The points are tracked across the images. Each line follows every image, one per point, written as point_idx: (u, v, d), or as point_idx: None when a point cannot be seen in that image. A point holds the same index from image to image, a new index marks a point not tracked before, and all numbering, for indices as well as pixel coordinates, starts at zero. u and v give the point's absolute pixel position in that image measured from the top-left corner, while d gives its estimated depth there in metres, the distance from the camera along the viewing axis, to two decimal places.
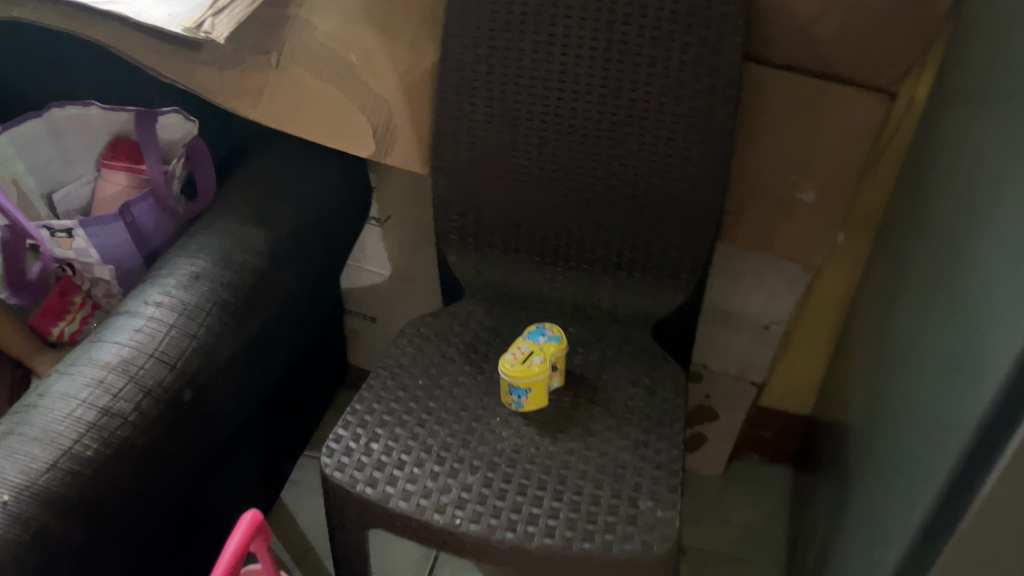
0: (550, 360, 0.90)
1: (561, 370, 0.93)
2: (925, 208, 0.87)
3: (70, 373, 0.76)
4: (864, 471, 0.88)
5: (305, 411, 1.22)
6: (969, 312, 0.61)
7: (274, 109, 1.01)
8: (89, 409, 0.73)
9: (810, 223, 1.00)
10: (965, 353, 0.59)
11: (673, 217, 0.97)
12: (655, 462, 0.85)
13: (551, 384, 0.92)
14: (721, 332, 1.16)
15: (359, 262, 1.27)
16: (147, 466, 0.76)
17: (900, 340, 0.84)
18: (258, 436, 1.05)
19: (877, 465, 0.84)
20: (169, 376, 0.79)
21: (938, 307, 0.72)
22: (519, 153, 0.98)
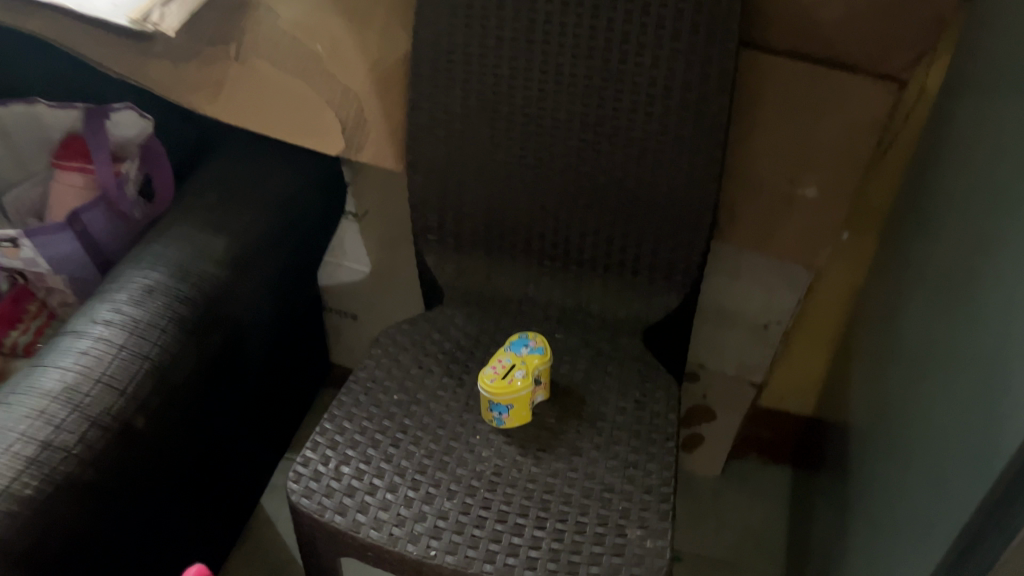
0: (533, 374, 0.85)
1: (546, 384, 0.87)
2: (937, 207, 0.80)
3: (10, 403, 0.71)
4: (869, 491, 0.83)
5: (279, 416, 1.16)
6: (989, 337, 0.54)
7: (236, 102, 0.94)
8: (27, 444, 0.67)
9: (812, 220, 0.94)
10: (993, 384, 0.52)
11: (665, 217, 0.90)
12: (644, 485, 0.80)
13: (535, 398, 0.87)
14: (718, 332, 1.10)
15: (337, 259, 1.21)
16: (94, 501, 0.71)
17: (909, 353, 0.78)
18: (227, 450, 0.99)
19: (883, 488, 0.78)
20: (119, 402, 0.73)
21: (954, 323, 0.66)
22: (499, 148, 0.91)
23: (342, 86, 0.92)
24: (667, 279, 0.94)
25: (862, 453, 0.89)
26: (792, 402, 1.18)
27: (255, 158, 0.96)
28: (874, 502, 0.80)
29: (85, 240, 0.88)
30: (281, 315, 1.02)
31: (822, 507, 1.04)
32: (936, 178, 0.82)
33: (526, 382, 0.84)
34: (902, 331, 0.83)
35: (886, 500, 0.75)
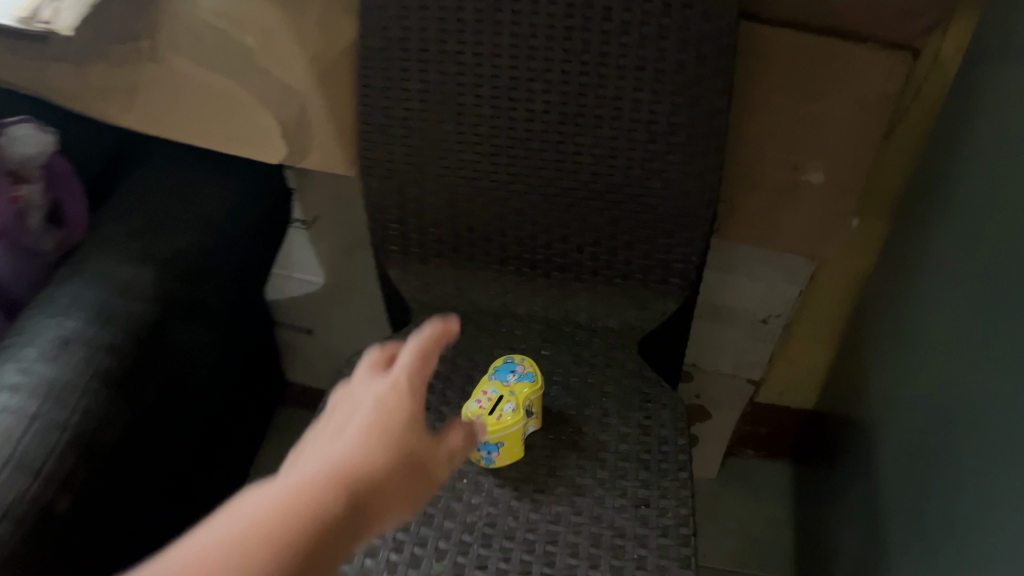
0: (524, 406, 0.75)
1: (539, 414, 0.77)
2: (965, 193, 0.71)
3: None
4: (899, 508, 0.75)
5: (233, 448, 1.05)
6: None
7: (157, 106, 0.81)
8: None
9: (819, 209, 0.84)
10: None
11: (658, 215, 0.80)
12: (660, 527, 0.70)
13: (527, 431, 0.77)
14: (712, 330, 1.01)
15: (287, 272, 1.08)
16: None
17: (944, 358, 0.70)
18: (175, 505, 0.87)
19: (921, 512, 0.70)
20: (34, 487, 0.60)
21: (1019, 331, 0.57)
22: (466, 146, 0.80)
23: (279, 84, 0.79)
24: (664, 282, 0.84)
25: (881, 462, 0.81)
26: (793, 398, 1.09)
27: (186, 172, 0.84)
28: (910, 523, 0.72)
29: None
30: (224, 340, 0.91)
31: (829, 511, 0.96)
32: (958, 158, 0.73)
33: (517, 416, 0.74)
34: (927, 331, 0.75)
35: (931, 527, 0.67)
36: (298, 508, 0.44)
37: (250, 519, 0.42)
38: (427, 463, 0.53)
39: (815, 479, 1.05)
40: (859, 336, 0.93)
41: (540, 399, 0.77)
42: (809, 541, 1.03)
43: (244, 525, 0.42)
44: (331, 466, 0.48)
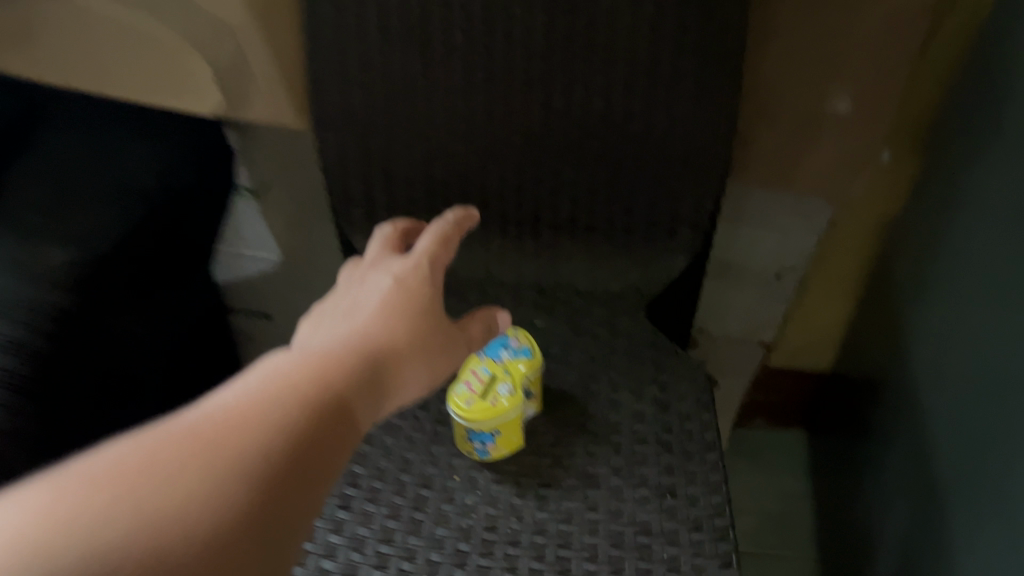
0: (522, 387, 0.64)
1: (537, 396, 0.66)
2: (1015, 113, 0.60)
3: None
4: (951, 477, 0.65)
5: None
6: None
7: (56, 52, 0.65)
8: None
9: (846, 141, 0.74)
10: None
11: (667, 157, 0.69)
12: (690, 519, 0.59)
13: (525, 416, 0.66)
14: (722, 291, 0.91)
15: (237, 248, 0.95)
16: None
17: (1002, 302, 0.59)
18: None
19: (980, 489, 0.59)
20: None
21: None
22: (437, 87, 0.68)
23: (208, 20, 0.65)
24: (672, 235, 0.73)
25: (925, 427, 0.71)
26: (806, 359, 0.99)
27: (103, 133, 0.70)
28: (967, 495, 0.62)
29: None
30: (154, 326, 0.78)
31: (863, 484, 0.87)
32: (1010, 69, 0.62)
33: (515, 400, 0.63)
34: (979, 273, 0.64)
35: (998, 499, 0.56)
36: (324, 374, 0.41)
37: (281, 379, 0.40)
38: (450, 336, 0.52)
39: (838, 446, 0.96)
40: (885, 285, 0.83)
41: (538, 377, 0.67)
42: (836, 515, 0.94)
43: (273, 387, 0.39)
44: (352, 337, 0.46)
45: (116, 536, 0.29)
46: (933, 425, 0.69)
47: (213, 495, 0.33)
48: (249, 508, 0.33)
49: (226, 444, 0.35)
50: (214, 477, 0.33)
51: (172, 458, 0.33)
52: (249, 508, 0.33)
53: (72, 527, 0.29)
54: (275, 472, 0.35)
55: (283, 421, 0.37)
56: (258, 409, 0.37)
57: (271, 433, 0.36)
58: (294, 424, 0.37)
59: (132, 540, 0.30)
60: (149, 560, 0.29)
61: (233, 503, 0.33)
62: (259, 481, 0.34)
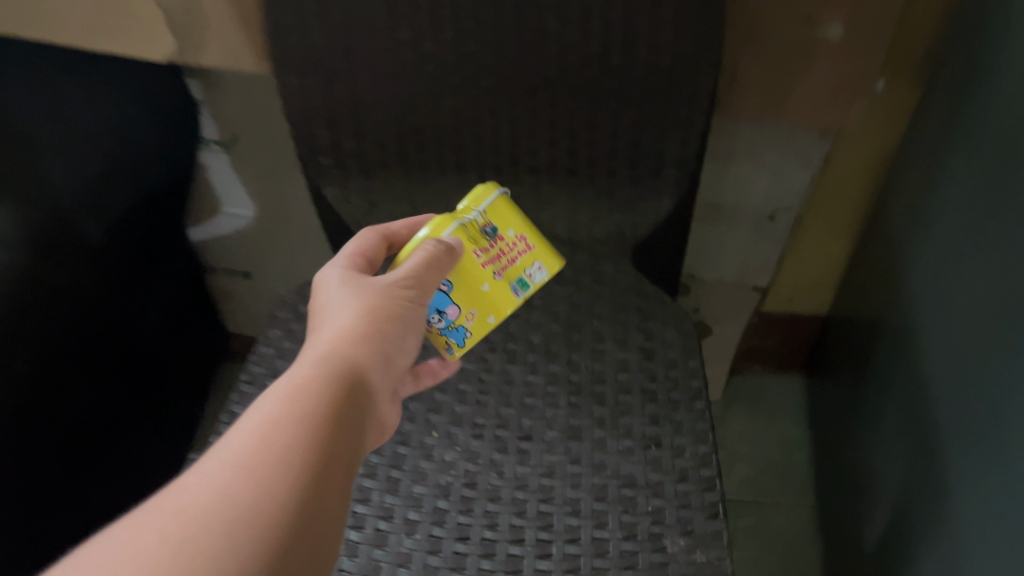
0: (463, 224, 0.55)
1: (534, 245, 0.57)
2: None
3: None
4: (962, 432, 0.61)
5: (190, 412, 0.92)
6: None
7: None
8: None
9: (841, 73, 0.69)
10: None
11: (650, 90, 0.65)
12: (676, 471, 0.57)
13: (528, 272, 0.57)
14: (713, 234, 0.89)
15: (210, 208, 0.93)
16: None
17: (1010, 227, 0.57)
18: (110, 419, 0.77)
19: (992, 434, 0.56)
20: None
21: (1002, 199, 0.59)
22: (401, 26, 0.64)
23: None
24: (657, 176, 0.70)
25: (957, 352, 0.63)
26: (805, 302, 0.97)
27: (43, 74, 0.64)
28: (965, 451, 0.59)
29: None
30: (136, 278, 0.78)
31: (862, 430, 0.85)
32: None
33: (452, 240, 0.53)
34: (1007, 212, 0.58)
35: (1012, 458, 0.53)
36: (337, 363, 0.41)
37: (293, 377, 0.40)
38: (422, 302, 0.48)
39: (838, 390, 0.94)
40: (881, 220, 0.82)
41: (513, 219, 0.57)
42: (837, 461, 0.91)
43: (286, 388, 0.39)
44: (357, 313, 0.45)
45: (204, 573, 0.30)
46: (942, 373, 0.66)
47: (243, 497, 0.33)
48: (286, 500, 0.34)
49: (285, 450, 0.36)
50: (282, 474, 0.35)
51: (198, 479, 0.34)
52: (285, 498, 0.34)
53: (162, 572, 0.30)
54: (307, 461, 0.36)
55: (305, 410, 0.38)
56: (273, 405, 0.38)
57: (297, 431, 0.37)
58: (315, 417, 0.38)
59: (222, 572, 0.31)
60: None
61: (267, 501, 0.34)
62: (309, 471, 0.36)
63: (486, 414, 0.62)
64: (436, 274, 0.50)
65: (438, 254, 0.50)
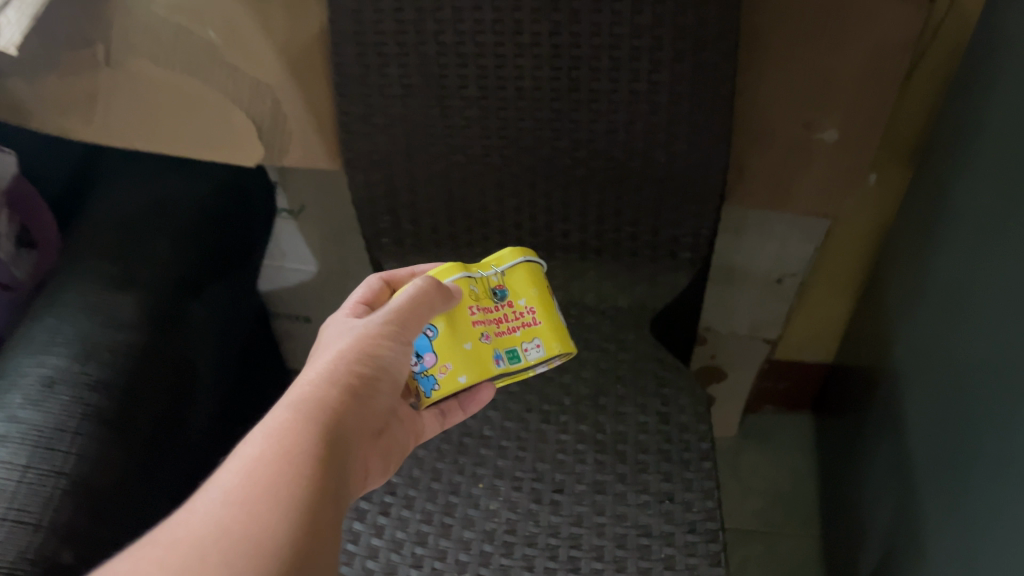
0: (473, 280, 0.65)
1: (540, 323, 0.66)
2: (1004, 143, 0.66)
3: None
4: (946, 494, 0.70)
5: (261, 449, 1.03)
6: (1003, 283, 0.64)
7: (122, 111, 0.75)
8: None
9: (837, 168, 0.79)
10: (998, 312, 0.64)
11: (668, 188, 0.76)
12: (685, 523, 0.68)
13: (525, 346, 0.65)
14: (726, 293, 0.99)
15: (277, 264, 1.05)
16: (99, 516, 0.62)
17: (980, 311, 0.68)
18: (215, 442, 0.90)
19: (971, 498, 0.65)
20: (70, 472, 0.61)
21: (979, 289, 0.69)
22: (454, 131, 0.75)
23: (250, 79, 0.74)
24: (673, 257, 0.81)
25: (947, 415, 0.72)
26: (810, 351, 1.09)
27: (157, 176, 0.78)
28: (949, 509, 0.69)
29: None
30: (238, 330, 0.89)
31: (860, 472, 0.94)
32: (986, 94, 0.70)
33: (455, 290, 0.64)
34: (982, 303, 0.67)
35: (984, 521, 0.62)
36: (312, 405, 0.50)
37: (274, 420, 0.48)
38: (402, 336, 0.57)
39: (840, 433, 1.03)
40: (879, 289, 0.92)
41: (528, 291, 0.67)
42: (839, 498, 1.01)
43: (268, 430, 0.47)
44: (333, 359, 0.53)
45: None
46: (929, 436, 0.75)
47: (237, 523, 0.42)
48: (268, 527, 0.42)
49: (270, 484, 0.44)
50: (270, 503, 0.43)
51: (191, 516, 0.42)
52: (264, 524, 0.42)
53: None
54: (286, 489, 0.44)
55: (285, 450, 0.46)
56: (257, 446, 0.46)
57: (276, 468, 0.45)
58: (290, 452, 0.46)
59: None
60: None
61: (257, 527, 0.42)
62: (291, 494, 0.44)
63: (524, 468, 0.73)
64: (421, 309, 0.59)
65: (427, 287, 0.59)
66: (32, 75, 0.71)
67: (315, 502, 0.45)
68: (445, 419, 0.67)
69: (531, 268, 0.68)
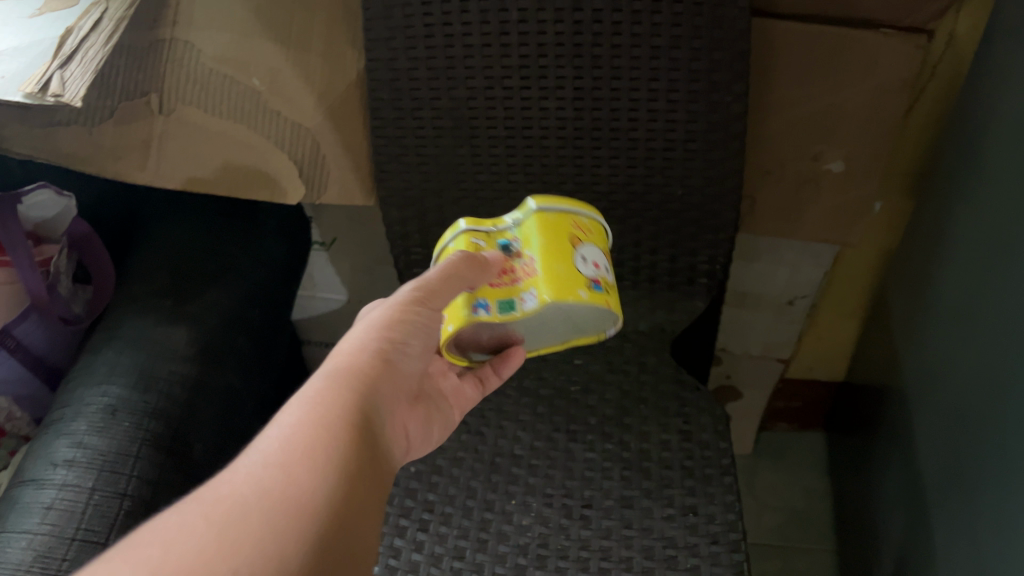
0: (477, 234, 0.66)
1: (537, 273, 0.62)
2: (1001, 170, 0.70)
3: (22, 508, 0.62)
4: (957, 504, 0.74)
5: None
6: (1006, 299, 0.68)
7: (172, 157, 0.80)
8: (47, 536, 0.60)
9: (844, 196, 0.83)
10: (1001, 329, 0.68)
11: (686, 219, 0.80)
12: (709, 535, 0.72)
13: (522, 296, 0.62)
14: (740, 315, 1.04)
15: (309, 294, 1.09)
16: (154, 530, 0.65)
17: (982, 329, 0.72)
18: None
19: (983, 508, 0.69)
20: (130, 494, 0.64)
21: (982, 305, 0.73)
22: (482, 169, 0.80)
23: (291, 124, 0.79)
24: (691, 283, 0.85)
25: (956, 428, 0.75)
26: (822, 370, 1.13)
27: (207, 220, 0.83)
28: (960, 516, 0.73)
29: (24, 359, 0.75)
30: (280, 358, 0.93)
31: (872, 486, 0.98)
32: (984, 126, 0.74)
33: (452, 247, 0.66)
34: (986, 322, 0.71)
35: (995, 528, 0.66)
36: (345, 373, 0.53)
37: (306, 393, 0.51)
38: (426, 304, 0.59)
39: (852, 449, 1.07)
40: (886, 310, 0.97)
41: (536, 241, 0.64)
42: (854, 513, 1.04)
43: (300, 401, 0.50)
44: (364, 330, 0.57)
45: (258, 536, 0.41)
46: (940, 450, 0.79)
47: (279, 481, 0.44)
48: (305, 480, 0.45)
49: (309, 448, 0.46)
50: (309, 466, 0.45)
51: (233, 478, 0.45)
52: (300, 484, 0.45)
53: (226, 533, 0.41)
54: (321, 446, 0.47)
55: (322, 417, 0.49)
56: (292, 416, 0.49)
57: (312, 435, 0.48)
58: (322, 423, 0.49)
59: (267, 536, 0.41)
60: (276, 545, 0.41)
61: (298, 490, 0.44)
62: (326, 458, 0.46)
63: (555, 486, 0.77)
64: (455, 283, 0.59)
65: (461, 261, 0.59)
66: (92, 123, 0.77)
67: (348, 458, 0.47)
68: (485, 383, 0.72)
69: (550, 219, 0.65)
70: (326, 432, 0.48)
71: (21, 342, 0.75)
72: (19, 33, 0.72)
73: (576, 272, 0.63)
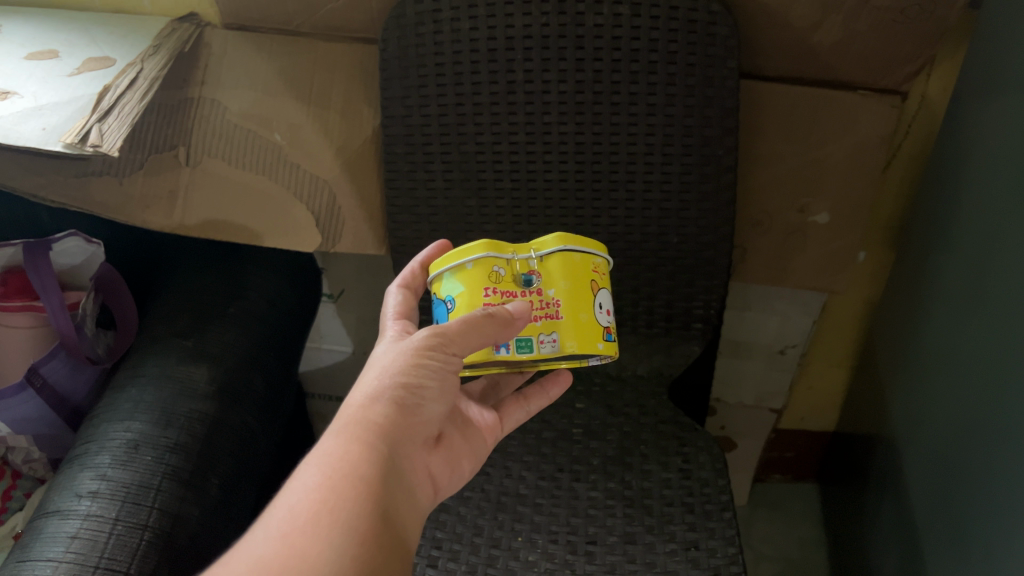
0: (500, 261, 0.60)
1: (561, 318, 0.60)
2: (976, 217, 0.76)
3: (45, 540, 0.64)
4: (948, 538, 0.77)
5: None
6: (988, 336, 0.71)
7: (197, 205, 0.85)
8: (70, 564, 0.61)
9: (829, 245, 0.88)
10: (983, 365, 0.72)
11: (682, 265, 0.84)
12: (711, 567, 0.74)
13: (540, 337, 0.59)
14: (733, 364, 1.08)
15: (316, 345, 1.13)
16: (173, 563, 0.66)
17: (966, 367, 0.76)
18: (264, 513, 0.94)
19: (973, 540, 0.71)
20: (149, 528, 0.65)
21: (964, 345, 0.76)
22: (489, 219, 0.84)
23: (309, 176, 0.84)
24: (686, 328, 0.89)
25: (945, 466, 0.78)
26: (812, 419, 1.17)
27: (225, 268, 0.87)
28: (953, 551, 0.76)
29: (49, 397, 0.78)
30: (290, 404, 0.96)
31: (866, 531, 1.00)
32: (957, 179, 0.80)
33: (474, 271, 0.59)
34: (970, 360, 0.75)
35: (985, 556, 0.68)
36: (360, 431, 0.51)
37: (315, 452, 0.50)
38: (440, 350, 0.56)
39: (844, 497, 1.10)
40: (873, 357, 1.01)
41: (557, 282, 0.60)
42: (849, 560, 1.06)
43: (311, 462, 0.49)
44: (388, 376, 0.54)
45: None
46: (930, 486, 0.82)
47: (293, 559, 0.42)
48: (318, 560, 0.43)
49: (324, 529, 0.44)
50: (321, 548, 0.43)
51: (243, 535, 0.45)
52: (312, 527, 0.44)
53: None
54: (336, 524, 0.45)
55: (336, 490, 0.47)
56: (301, 477, 0.48)
57: (318, 495, 0.46)
58: (326, 476, 0.47)
59: None
60: None
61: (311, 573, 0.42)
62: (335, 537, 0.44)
63: (560, 524, 0.79)
64: (473, 334, 0.55)
65: (488, 321, 0.56)
66: (123, 174, 0.84)
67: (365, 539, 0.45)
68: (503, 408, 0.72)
69: (574, 259, 0.61)
70: (337, 510, 0.46)
71: (49, 380, 0.78)
72: (58, 89, 0.77)
73: (597, 322, 0.61)
